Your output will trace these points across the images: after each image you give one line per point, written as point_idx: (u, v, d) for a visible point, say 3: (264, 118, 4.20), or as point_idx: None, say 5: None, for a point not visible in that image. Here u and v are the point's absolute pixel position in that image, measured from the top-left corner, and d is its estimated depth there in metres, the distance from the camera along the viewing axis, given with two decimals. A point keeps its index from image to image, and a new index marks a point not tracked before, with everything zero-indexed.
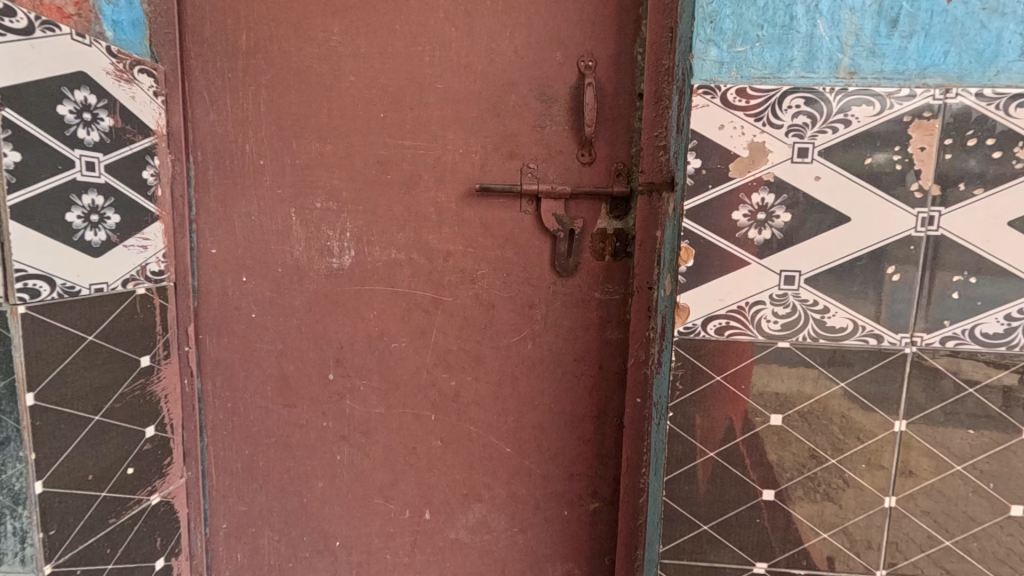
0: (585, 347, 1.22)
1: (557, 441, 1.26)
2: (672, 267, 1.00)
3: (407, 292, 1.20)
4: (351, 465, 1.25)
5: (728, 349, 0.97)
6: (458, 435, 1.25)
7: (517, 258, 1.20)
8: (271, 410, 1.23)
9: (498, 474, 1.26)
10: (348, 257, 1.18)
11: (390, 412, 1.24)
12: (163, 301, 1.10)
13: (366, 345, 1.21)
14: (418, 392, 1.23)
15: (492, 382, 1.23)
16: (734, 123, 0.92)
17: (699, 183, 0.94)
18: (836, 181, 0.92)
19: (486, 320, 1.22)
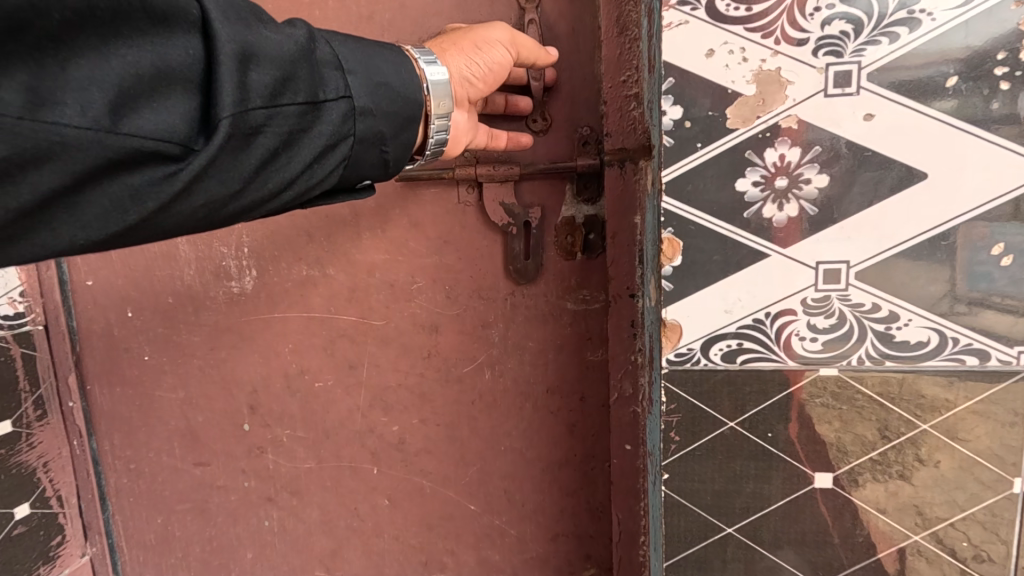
0: (558, 373, 0.93)
1: (534, 494, 0.97)
2: (653, 266, 0.69)
3: (326, 318, 0.95)
4: (282, 534, 1.01)
5: (743, 383, 0.66)
6: (408, 491, 0.99)
7: (461, 265, 0.92)
8: (180, 471, 1.01)
9: (463, 538, 1.00)
10: (249, 279, 0.94)
11: (322, 468, 0.99)
12: (25, 349, 0.92)
13: (282, 388, 0.97)
14: (352, 441, 0.98)
15: (444, 423, 0.97)
16: (729, 45, 0.60)
17: (681, 142, 0.63)
18: (899, 117, 0.59)
19: (429, 346, 0.95)
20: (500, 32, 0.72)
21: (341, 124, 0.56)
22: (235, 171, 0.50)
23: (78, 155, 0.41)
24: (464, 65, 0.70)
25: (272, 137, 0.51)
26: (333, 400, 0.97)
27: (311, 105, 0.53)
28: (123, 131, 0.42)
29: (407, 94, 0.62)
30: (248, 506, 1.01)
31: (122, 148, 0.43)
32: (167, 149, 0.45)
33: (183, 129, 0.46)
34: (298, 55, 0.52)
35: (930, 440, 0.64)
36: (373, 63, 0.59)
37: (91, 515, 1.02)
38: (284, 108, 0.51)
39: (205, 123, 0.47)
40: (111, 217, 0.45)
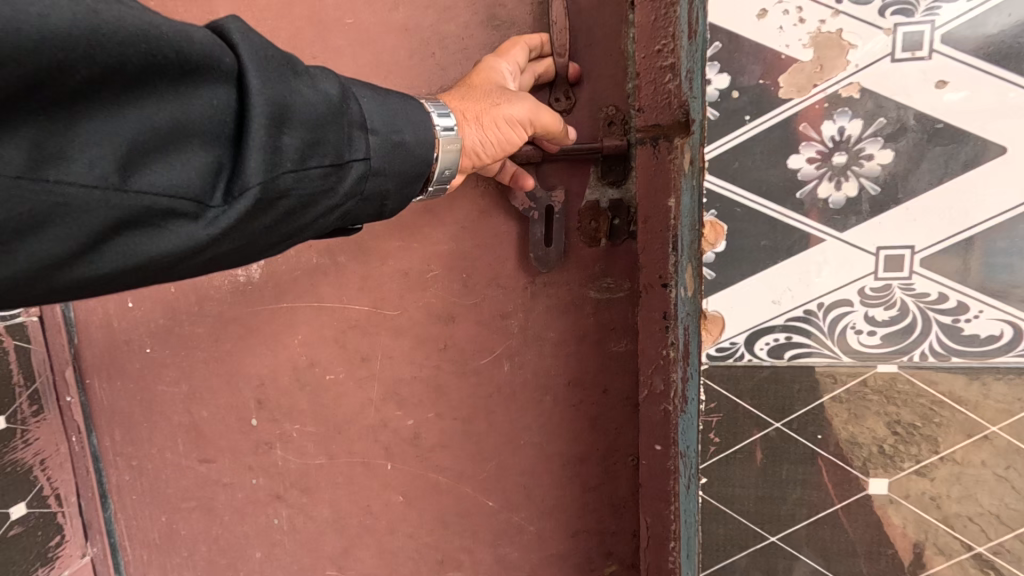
0: (579, 365, 0.90)
1: (553, 490, 0.94)
2: (692, 251, 0.65)
3: (337, 307, 0.90)
4: (291, 532, 0.98)
5: (792, 379, 0.62)
6: (424, 487, 0.95)
7: (479, 253, 0.88)
8: (184, 468, 0.97)
9: (480, 535, 0.96)
10: (255, 267, 0.89)
11: (333, 464, 0.95)
12: (17, 342, 0.88)
13: (291, 381, 0.93)
14: (365, 436, 0.94)
15: (460, 418, 0.93)
16: (784, 5, 0.56)
17: (726, 115, 0.59)
18: (974, 86, 0.54)
19: (445, 337, 0.91)
20: (520, 117, 0.74)
21: (354, 184, 0.64)
22: (250, 225, 0.57)
23: (105, 208, 0.48)
24: (478, 140, 0.73)
25: (290, 197, 0.58)
26: (344, 394, 0.93)
27: (326, 166, 0.60)
28: (146, 189, 0.49)
29: (421, 153, 0.69)
30: (255, 504, 0.97)
31: (146, 206, 0.50)
32: (188, 204, 0.52)
33: (205, 187, 0.53)
34: (322, 114, 0.60)
35: (995, 444, 0.60)
36: (394, 121, 0.67)
37: (91, 515, 0.99)
38: (300, 168, 0.58)
39: (227, 183, 0.54)
40: (130, 262, 0.51)
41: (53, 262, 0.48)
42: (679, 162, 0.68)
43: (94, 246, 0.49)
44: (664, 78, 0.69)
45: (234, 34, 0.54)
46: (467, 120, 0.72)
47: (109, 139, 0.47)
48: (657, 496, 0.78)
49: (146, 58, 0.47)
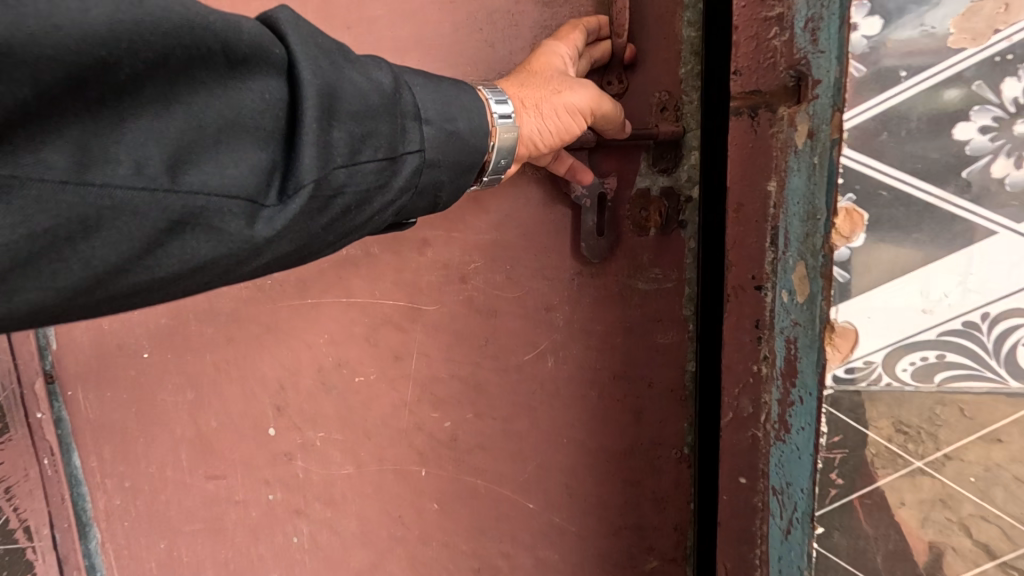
0: (623, 358, 0.87)
1: (595, 489, 0.91)
2: (804, 250, 0.52)
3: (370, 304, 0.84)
4: (314, 549, 0.90)
5: (943, 407, 0.49)
6: (459, 493, 0.90)
7: (523, 243, 0.83)
8: (190, 487, 0.86)
9: (518, 539, 0.92)
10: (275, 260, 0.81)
11: (362, 471, 0.88)
12: None
13: (317, 386, 0.87)
14: (396, 441, 0.88)
15: (500, 418, 0.88)
16: None
17: (879, 63, 0.46)
18: None
19: (485, 333, 0.86)
20: (580, 106, 0.69)
21: (408, 178, 0.62)
22: (306, 224, 0.55)
23: (157, 209, 0.46)
24: (535, 128, 0.69)
25: (344, 193, 0.56)
26: (375, 397, 0.87)
27: (379, 161, 0.58)
28: (199, 187, 0.48)
29: (474, 142, 0.65)
30: (273, 520, 0.89)
31: (199, 206, 0.48)
32: (241, 203, 0.50)
33: (259, 186, 0.52)
34: (373, 105, 0.57)
35: None
36: (447, 109, 0.63)
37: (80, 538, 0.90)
38: (353, 163, 0.56)
39: (280, 180, 0.53)
40: (185, 266, 0.49)
41: (109, 269, 0.46)
42: (805, 131, 0.51)
43: (150, 251, 0.47)
44: (769, 33, 0.54)
45: (284, 25, 0.54)
46: (524, 108, 0.68)
47: (161, 136, 0.47)
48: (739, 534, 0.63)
49: (190, 52, 0.46)
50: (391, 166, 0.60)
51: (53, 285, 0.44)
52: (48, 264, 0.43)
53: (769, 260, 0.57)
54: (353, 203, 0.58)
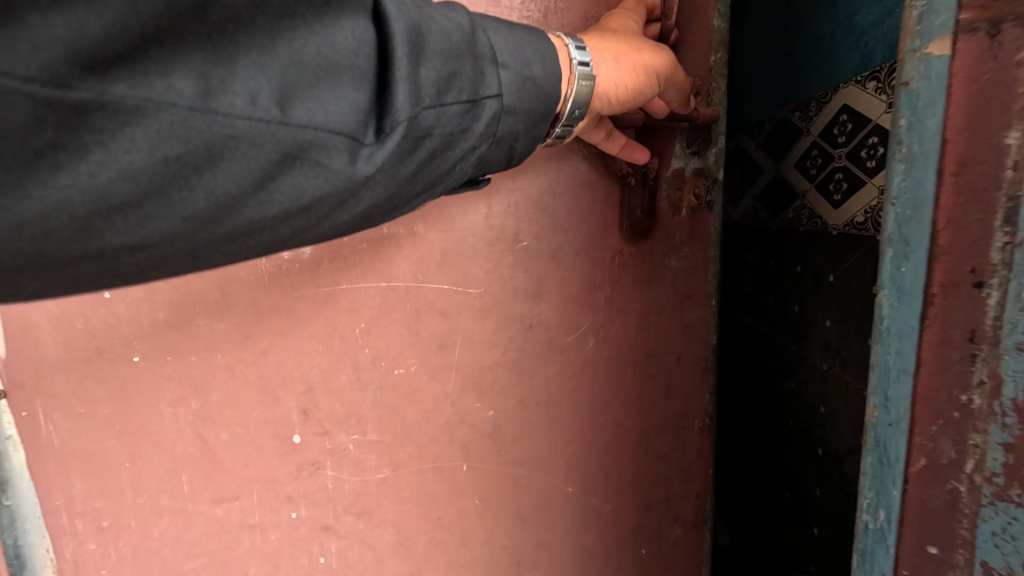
0: (655, 332, 0.89)
1: (631, 466, 0.92)
2: None
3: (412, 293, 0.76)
4: (344, 565, 0.81)
5: None
6: (501, 485, 0.86)
7: (571, 221, 0.81)
8: (196, 510, 0.76)
9: (559, 525, 0.90)
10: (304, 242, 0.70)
11: (398, 475, 0.80)
12: None
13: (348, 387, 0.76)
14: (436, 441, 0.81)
15: (543, 403, 0.85)
16: None
17: None
18: None
19: (531, 315, 0.82)
20: (653, 68, 0.67)
21: (489, 125, 0.52)
22: (399, 169, 0.46)
23: (256, 141, 0.38)
24: (612, 80, 0.63)
25: (432, 135, 0.47)
26: (417, 394, 0.78)
27: (469, 104, 0.49)
28: (298, 119, 0.39)
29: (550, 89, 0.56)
30: (298, 539, 0.79)
31: (298, 142, 0.39)
32: (343, 140, 0.42)
33: (360, 122, 0.43)
34: (450, 54, 0.47)
35: None
36: (523, 53, 0.54)
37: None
38: (444, 105, 0.47)
39: (382, 116, 0.44)
40: (280, 213, 0.41)
41: (200, 215, 0.38)
42: None
43: (242, 191, 0.38)
44: None
45: None
46: (604, 56, 0.63)
47: (258, 56, 0.38)
48: None
49: None
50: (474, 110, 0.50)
51: (143, 231, 0.36)
52: (136, 211, 0.35)
53: (997, 246, 0.41)
54: (440, 149, 0.49)
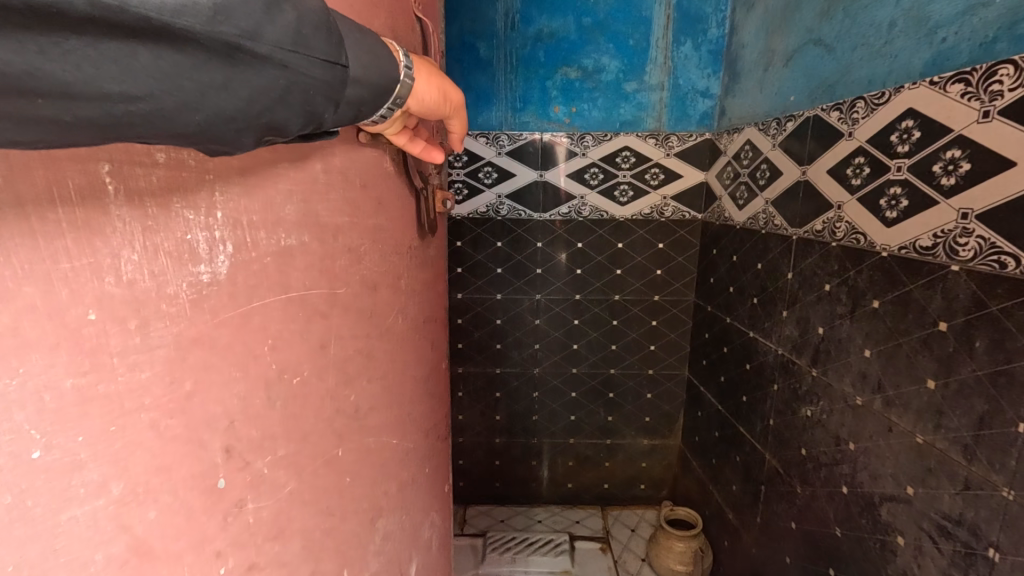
0: (435, 308, 0.72)
1: (440, 417, 0.78)
2: None
3: (284, 279, 0.34)
4: None
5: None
6: (392, 476, 0.55)
7: (385, 208, 0.50)
8: None
9: (417, 505, 0.64)
10: (224, 255, 0.29)
11: (297, 518, 0.37)
12: None
13: (264, 412, 0.33)
14: (310, 462, 0.38)
15: (423, 365, 0.65)
16: None
17: None
18: None
19: (373, 300, 0.48)
20: (453, 106, 0.48)
21: (343, 105, 0.31)
22: (309, 117, 0.28)
23: (195, 54, 0.20)
24: (426, 93, 0.43)
25: (318, 94, 0.28)
26: (289, 415, 0.36)
27: (352, 71, 0.31)
28: (236, 42, 0.22)
29: (391, 67, 0.35)
30: None
31: (235, 66, 0.22)
32: (272, 68, 0.24)
33: (292, 56, 0.25)
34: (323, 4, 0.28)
35: None
36: (376, 37, 0.34)
37: None
38: (333, 64, 0.28)
39: (306, 45, 0.26)
40: (217, 143, 0.24)
41: (144, 112, 0.20)
42: None
43: (196, 97, 0.21)
44: None
45: None
46: (426, 70, 0.42)
47: None
48: (936, 542, 0.56)
49: None
50: (343, 82, 0.30)
51: (60, 112, 0.17)
52: (52, 76, 0.17)
53: None
54: (318, 112, 0.29)
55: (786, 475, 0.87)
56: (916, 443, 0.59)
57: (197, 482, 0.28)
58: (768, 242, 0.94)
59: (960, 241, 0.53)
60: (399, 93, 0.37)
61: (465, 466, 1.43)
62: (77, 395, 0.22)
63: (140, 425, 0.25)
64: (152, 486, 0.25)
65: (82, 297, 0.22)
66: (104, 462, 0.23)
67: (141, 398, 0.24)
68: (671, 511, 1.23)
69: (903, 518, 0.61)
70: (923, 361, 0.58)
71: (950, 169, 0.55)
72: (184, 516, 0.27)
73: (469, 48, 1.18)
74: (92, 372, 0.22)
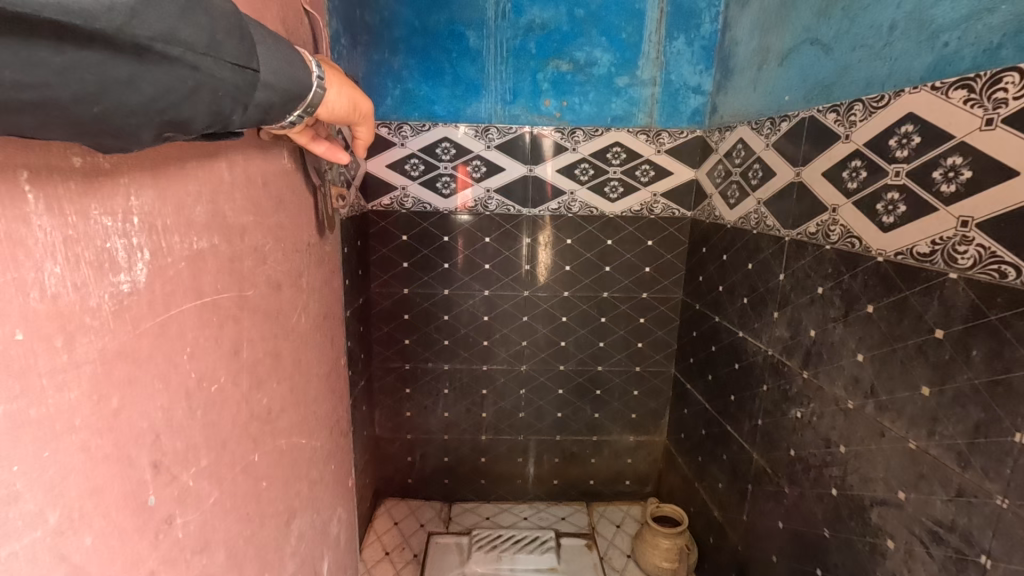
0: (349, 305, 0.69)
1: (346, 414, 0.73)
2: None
3: (198, 285, 0.33)
4: None
5: None
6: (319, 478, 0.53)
7: (286, 206, 0.46)
8: None
9: (344, 505, 0.62)
10: (142, 262, 0.28)
11: (229, 532, 0.36)
12: None
13: (186, 422, 0.31)
14: (231, 468, 0.36)
15: (343, 361, 0.63)
16: None
17: None
18: None
19: (277, 300, 0.44)
20: (364, 117, 0.49)
21: (250, 111, 0.32)
22: (214, 116, 0.29)
23: (105, 52, 0.22)
24: (335, 103, 0.43)
25: (224, 96, 0.29)
26: (212, 425, 0.34)
27: (262, 76, 0.32)
28: (147, 44, 0.24)
29: (299, 74, 0.36)
30: None
31: (143, 63, 0.24)
32: (180, 66, 0.26)
33: (201, 59, 0.27)
34: (232, 12, 0.30)
35: None
36: (284, 46, 0.35)
37: None
38: (242, 68, 0.30)
39: (216, 48, 0.28)
40: (119, 135, 0.24)
41: (43, 100, 0.21)
42: None
43: (98, 89, 0.22)
44: None
45: None
46: (335, 80, 0.42)
47: None
48: (926, 547, 0.57)
49: None
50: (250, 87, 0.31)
51: None
52: None
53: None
54: (222, 115, 0.30)
55: (774, 475, 0.87)
56: (909, 448, 0.59)
57: (128, 501, 0.27)
58: (759, 242, 0.94)
59: (960, 249, 0.53)
60: (305, 104, 0.38)
61: (450, 464, 1.41)
62: (9, 421, 0.21)
63: (71, 448, 0.24)
64: (86, 511, 0.25)
65: (8, 315, 0.21)
66: (39, 490, 0.22)
67: (72, 419, 0.24)
68: (658, 508, 1.24)
69: (893, 521, 0.61)
70: (918, 368, 0.58)
71: (950, 176, 0.55)
72: (117, 539, 0.26)
73: (459, 37, 1.14)
74: (23, 397, 0.21)
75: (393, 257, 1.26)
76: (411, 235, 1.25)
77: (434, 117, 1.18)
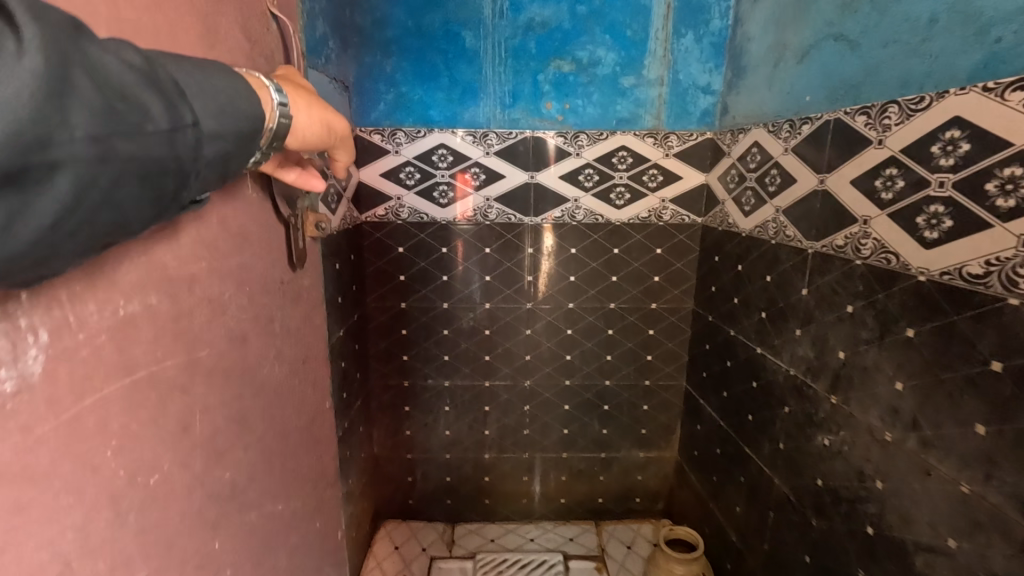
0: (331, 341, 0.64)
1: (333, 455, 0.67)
2: None
3: (130, 360, 0.31)
4: None
5: None
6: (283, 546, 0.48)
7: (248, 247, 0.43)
8: None
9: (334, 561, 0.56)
10: (34, 350, 0.25)
11: None
12: None
13: (111, 538, 0.29)
14: (180, 564, 0.35)
15: (330, 402, 0.57)
16: None
17: None
18: None
19: (241, 353, 0.41)
20: (340, 137, 0.46)
21: (202, 166, 0.31)
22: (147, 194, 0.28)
23: None
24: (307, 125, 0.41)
25: (154, 172, 0.28)
26: (148, 522, 0.32)
27: (203, 127, 0.30)
28: (29, 151, 0.22)
29: (250, 104, 0.34)
30: None
31: (29, 178, 0.22)
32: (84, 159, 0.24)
33: (109, 140, 0.25)
34: (139, 69, 0.27)
35: None
36: (225, 77, 0.33)
37: None
38: (174, 131, 0.28)
39: (124, 126, 0.26)
40: (46, 250, 0.24)
41: None
42: None
43: None
44: None
45: None
46: (303, 101, 0.40)
47: None
48: None
49: None
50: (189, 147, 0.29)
51: None
52: None
53: None
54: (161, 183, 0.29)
55: (799, 504, 0.82)
56: (961, 492, 0.53)
57: None
58: (779, 253, 0.87)
59: (1021, 272, 0.47)
60: (268, 134, 0.36)
61: (452, 483, 1.35)
62: None
63: None
64: None
65: None
66: None
67: None
68: (671, 530, 1.19)
69: (942, 570, 0.55)
70: (970, 402, 0.52)
71: (1008, 188, 0.49)
72: None
73: (454, 37, 1.08)
74: None
75: (389, 270, 1.20)
76: (408, 247, 1.19)
77: (429, 123, 1.12)
